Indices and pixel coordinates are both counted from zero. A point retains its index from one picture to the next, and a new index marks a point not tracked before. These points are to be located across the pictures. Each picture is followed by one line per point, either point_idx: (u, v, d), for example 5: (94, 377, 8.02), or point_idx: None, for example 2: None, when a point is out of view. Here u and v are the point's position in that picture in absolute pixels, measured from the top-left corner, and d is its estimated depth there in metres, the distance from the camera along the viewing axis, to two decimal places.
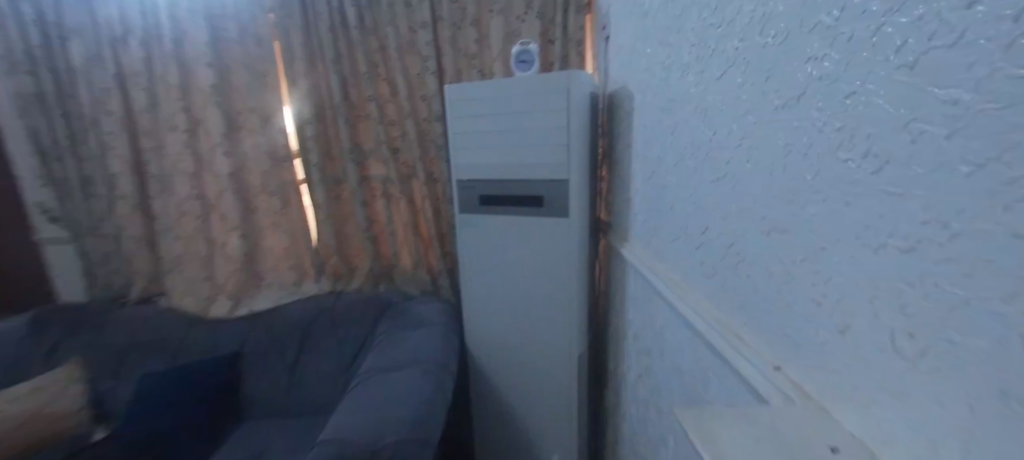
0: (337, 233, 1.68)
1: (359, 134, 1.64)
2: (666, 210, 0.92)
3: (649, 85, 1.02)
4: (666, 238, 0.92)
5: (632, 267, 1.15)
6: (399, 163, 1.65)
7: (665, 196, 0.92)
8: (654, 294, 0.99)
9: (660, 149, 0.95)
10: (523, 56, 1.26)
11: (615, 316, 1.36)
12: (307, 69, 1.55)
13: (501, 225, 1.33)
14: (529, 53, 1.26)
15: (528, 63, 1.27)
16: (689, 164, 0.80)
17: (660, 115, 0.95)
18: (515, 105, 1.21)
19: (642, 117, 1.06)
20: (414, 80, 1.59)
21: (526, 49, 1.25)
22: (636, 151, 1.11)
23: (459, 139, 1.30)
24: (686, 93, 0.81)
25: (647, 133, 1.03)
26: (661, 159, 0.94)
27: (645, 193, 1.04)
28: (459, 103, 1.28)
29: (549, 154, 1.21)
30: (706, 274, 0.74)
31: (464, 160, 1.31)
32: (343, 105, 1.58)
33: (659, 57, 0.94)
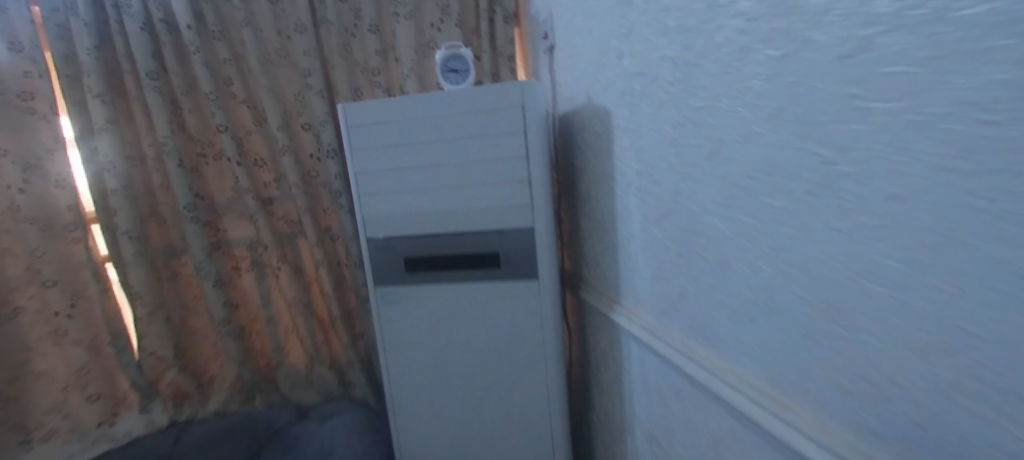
0: (173, 332, 1.09)
1: (205, 182, 1.10)
2: (704, 268, 0.57)
3: (640, 83, 0.67)
4: (706, 315, 0.58)
5: (633, 345, 0.81)
6: (274, 217, 1.15)
7: (693, 248, 0.59)
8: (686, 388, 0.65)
9: (679, 175, 0.60)
10: (451, 62, 0.86)
11: (603, 402, 1.01)
12: (107, 87, 1.00)
13: (439, 302, 0.91)
14: (463, 57, 0.86)
15: (460, 73, 0.87)
16: (765, 192, 0.45)
17: (672, 126, 0.61)
18: (449, 130, 0.83)
19: (630, 132, 0.72)
20: (291, 104, 1.13)
21: (458, 54, 0.86)
22: (620, 179, 0.77)
23: (365, 181, 0.89)
24: (732, 83, 0.48)
25: (641, 155, 0.69)
26: (682, 191, 0.60)
27: (648, 243, 0.71)
28: (361, 129, 0.87)
29: (507, 195, 0.84)
30: (836, 400, 0.39)
31: (377, 211, 0.89)
32: (173, 140, 1.05)
33: (657, 42, 0.62)
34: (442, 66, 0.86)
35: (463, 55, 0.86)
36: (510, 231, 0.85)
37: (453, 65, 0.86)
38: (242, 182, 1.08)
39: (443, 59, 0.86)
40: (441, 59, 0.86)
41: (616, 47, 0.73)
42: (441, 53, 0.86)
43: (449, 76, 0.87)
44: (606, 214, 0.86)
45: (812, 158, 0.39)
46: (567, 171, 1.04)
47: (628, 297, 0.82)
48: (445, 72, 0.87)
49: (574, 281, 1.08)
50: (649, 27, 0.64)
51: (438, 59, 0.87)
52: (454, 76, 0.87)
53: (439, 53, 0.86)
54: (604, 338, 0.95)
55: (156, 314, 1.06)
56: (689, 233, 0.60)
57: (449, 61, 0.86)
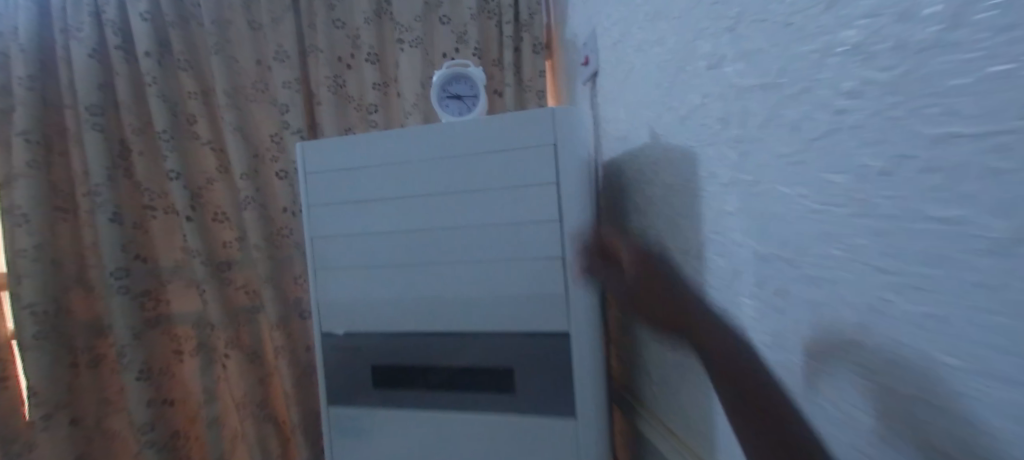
0: (81, 437, 0.83)
1: (150, 240, 0.87)
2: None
3: (765, 97, 0.37)
4: None
5: None
6: (231, 288, 0.89)
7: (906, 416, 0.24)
8: None
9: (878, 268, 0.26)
10: (452, 86, 0.61)
11: None
12: (40, 123, 0.81)
13: (422, 441, 0.58)
14: (472, 80, 0.61)
15: (463, 101, 0.61)
16: None
17: (844, 165, 0.28)
18: (444, 181, 0.56)
19: (742, 180, 0.40)
20: (265, 146, 0.91)
21: (465, 76, 0.61)
22: (728, 257, 0.43)
23: (323, 250, 0.62)
24: None
25: (773, 221, 0.36)
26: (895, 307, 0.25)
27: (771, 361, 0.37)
28: (326, 178, 0.61)
29: (529, 283, 0.53)
30: None
31: (338, 296, 0.61)
32: (111, 187, 0.83)
33: (809, 14, 0.32)
34: (439, 89, 0.61)
35: (472, 77, 0.61)
36: (533, 335, 0.53)
37: (455, 91, 0.61)
38: (191, 241, 0.85)
39: (442, 81, 0.61)
40: (440, 80, 0.61)
41: (713, 45, 0.44)
42: (441, 73, 0.61)
43: (448, 104, 0.61)
44: None
45: None
46: (616, 239, 0.73)
47: None
48: (441, 98, 0.61)
49: (626, 401, 0.72)
50: (770, 4, 0.36)
51: (435, 81, 0.61)
52: (454, 105, 0.61)
53: (437, 73, 0.60)
54: None
55: (55, 416, 0.79)
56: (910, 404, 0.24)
57: (450, 85, 0.61)
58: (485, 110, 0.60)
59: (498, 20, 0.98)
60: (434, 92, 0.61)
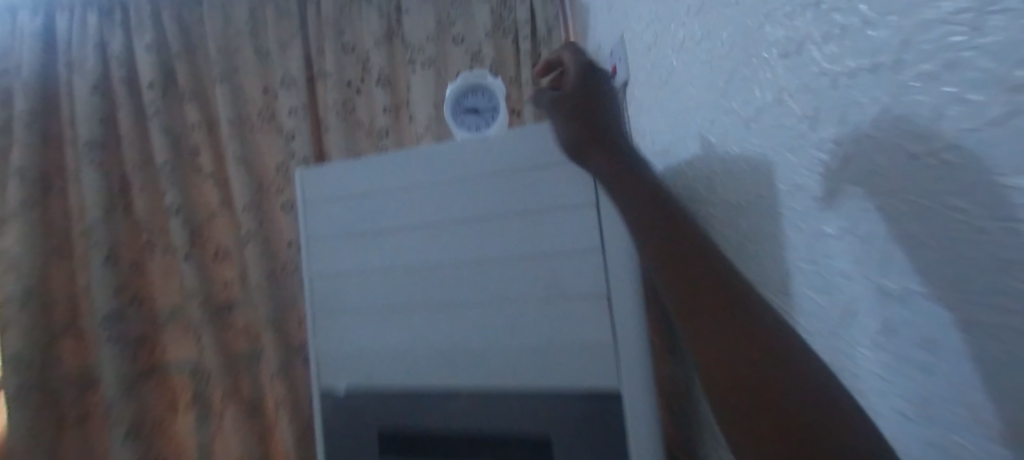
0: None
1: (148, 281, 0.82)
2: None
3: (878, 77, 0.26)
4: None
5: None
6: (231, 331, 0.82)
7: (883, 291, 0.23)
8: None
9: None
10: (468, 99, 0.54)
11: None
12: (39, 160, 0.78)
13: None
14: (491, 90, 0.53)
15: (480, 114, 0.54)
16: None
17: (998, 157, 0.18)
18: (460, 206, 0.48)
19: (848, 194, 0.30)
20: (270, 177, 0.86)
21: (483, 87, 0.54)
22: (832, 297, 0.32)
23: (324, 292, 0.54)
24: None
25: (898, 248, 0.25)
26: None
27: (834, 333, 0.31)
28: (327, 208, 0.54)
29: (566, 327, 0.43)
30: None
31: (340, 344, 0.53)
32: (107, 226, 0.78)
33: None
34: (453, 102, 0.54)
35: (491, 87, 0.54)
36: (571, 396, 0.42)
37: (471, 103, 0.54)
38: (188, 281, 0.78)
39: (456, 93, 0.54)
40: (454, 92, 0.54)
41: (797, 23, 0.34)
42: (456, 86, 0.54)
43: (462, 118, 0.54)
44: None
45: None
46: None
47: None
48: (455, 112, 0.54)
49: None
50: None
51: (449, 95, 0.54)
52: (470, 119, 0.54)
53: (450, 86, 0.54)
54: None
55: None
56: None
57: (465, 96, 0.54)
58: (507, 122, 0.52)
59: (514, 36, 0.92)
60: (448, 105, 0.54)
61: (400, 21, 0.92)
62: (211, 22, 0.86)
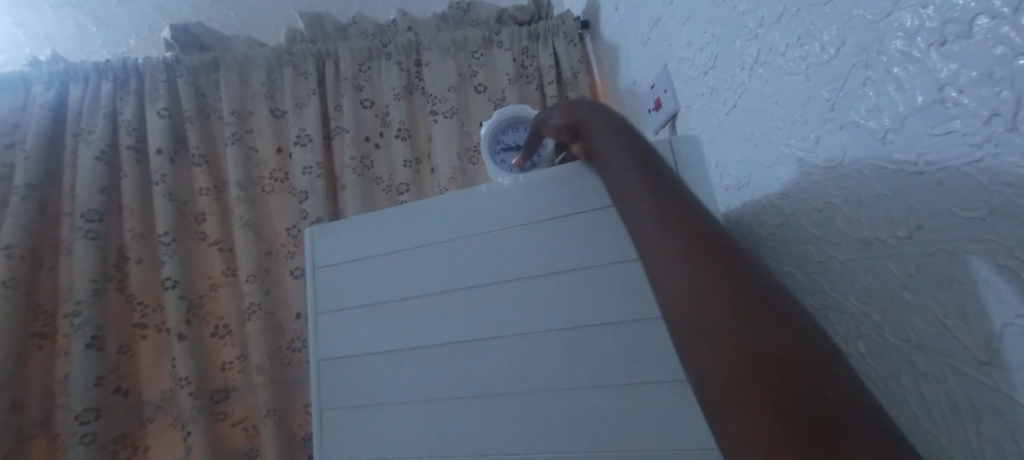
0: None
1: (136, 366, 0.71)
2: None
3: None
4: None
5: None
6: (226, 425, 0.69)
7: None
8: None
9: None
10: (506, 136, 0.47)
11: None
12: (31, 232, 0.71)
13: None
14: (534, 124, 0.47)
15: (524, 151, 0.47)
16: None
17: None
18: (508, 261, 0.37)
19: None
20: (280, 241, 0.78)
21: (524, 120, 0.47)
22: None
23: (334, 379, 0.43)
24: None
25: None
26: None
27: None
28: (341, 272, 0.44)
29: (671, 423, 0.31)
30: None
31: (353, 449, 0.40)
32: (96, 303, 0.69)
33: None
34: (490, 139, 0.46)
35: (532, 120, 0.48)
36: None
37: (512, 140, 0.47)
38: (180, 366, 0.67)
39: (494, 129, 0.46)
40: (491, 128, 0.46)
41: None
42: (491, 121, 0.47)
43: (504, 157, 0.46)
44: None
45: None
46: None
47: None
48: (495, 151, 0.46)
49: None
50: None
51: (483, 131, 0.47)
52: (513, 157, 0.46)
53: (486, 121, 0.47)
54: None
55: None
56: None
57: (503, 133, 0.47)
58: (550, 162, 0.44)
59: (539, 83, 0.88)
60: (485, 143, 0.46)
61: (420, 74, 0.88)
62: (227, 84, 0.83)
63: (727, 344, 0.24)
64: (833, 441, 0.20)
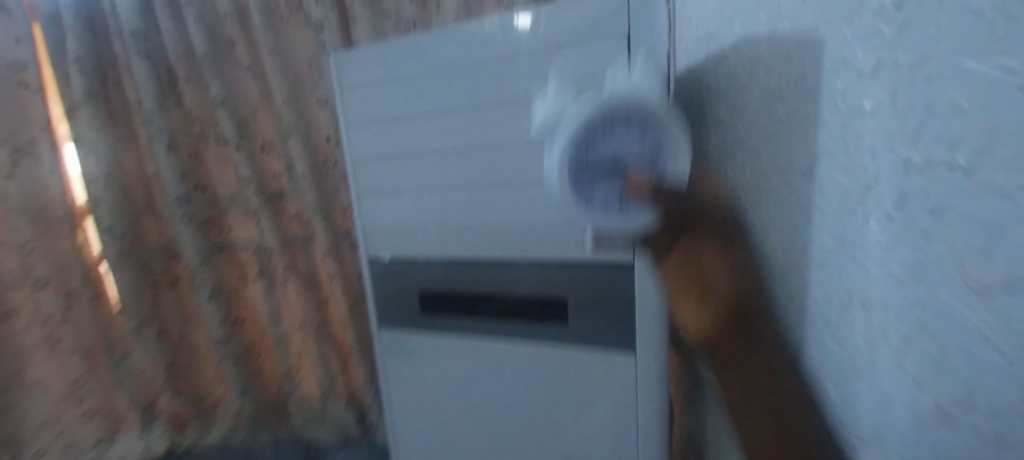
0: (171, 346, 0.93)
1: (207, 169, 0.90)
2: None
3: None
4: None
5: None
6: (284, 217, 0.92)
7: (940, 194, 0.25)
8: None
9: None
10: (594, 144, 0.35)
11: None
12: (90, 50, 0.81)
13: (469, 372, 0.58)
14: (628, 117, 0.35)
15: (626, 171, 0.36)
16: None
17: None
18: (490, 90, 0.50)
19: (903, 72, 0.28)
20: (304, 70, 0.87)
21: (607, 114, 0.35)
22: (860, 179, 0.32)
23: (367, 173, 0.59)
24: None
25: (949, 138, 0.24)
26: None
27: (835, 168, 0.35)
28: (363, 93, 0.56)
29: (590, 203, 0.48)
30: None
31: (382, 219, 0.59)
32: (164, 116, 0.84)
33: None
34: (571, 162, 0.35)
35: (623, 110, 0.35)
36: (584, 263, 0.49)
37: (602, 149, 0.35)
38: (243, 170, 0.86)
39: (571, 149, 0.35)
40: (567, 150, 0.35)
41: None
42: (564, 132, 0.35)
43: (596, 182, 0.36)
44: (783, 245, 0.42)
45: None
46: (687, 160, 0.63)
47: None
48: (582, 178, 0.36)
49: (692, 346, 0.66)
50: None
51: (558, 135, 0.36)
52: (610, 182, 0.36)
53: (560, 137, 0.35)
54: None
55: (145, 326, 0.89)
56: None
57: (587, 145, 0.35)
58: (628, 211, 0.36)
59: None
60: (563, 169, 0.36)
61: None
62: None
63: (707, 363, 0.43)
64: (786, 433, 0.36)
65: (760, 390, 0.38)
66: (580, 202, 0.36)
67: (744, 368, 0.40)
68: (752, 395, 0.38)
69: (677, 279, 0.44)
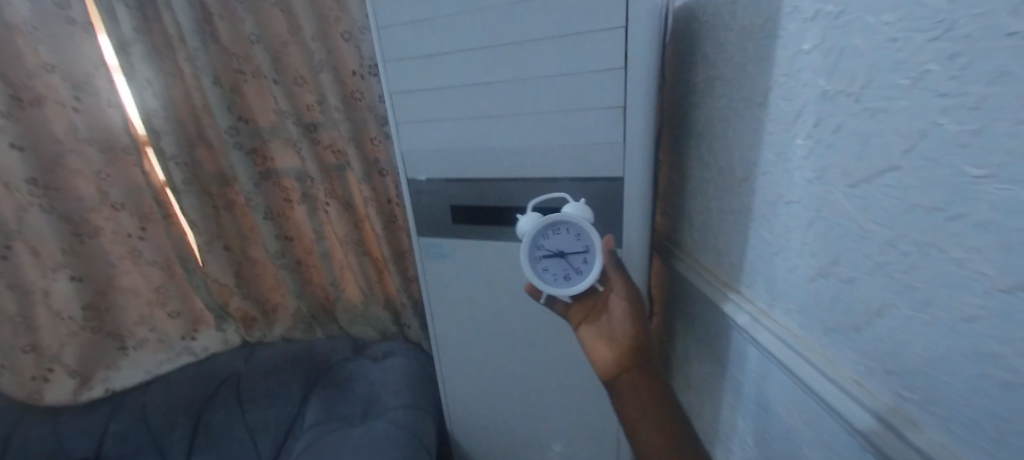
0: (234, 259, 1.10)
1: (247, 102, 0.99)
2: (970, 286, 0.28)
3: None
4: (930, 360, 0.31)
5: (744, 341, 0.56)
6: (321, 147, 1.03)
7: (852, 121, 0.36)
8: (824, 416, 0.42)
9: (942, 95, 0.28)
10: (546, 239, 0.57)
11: (679, 382, 0.82)
12: None
13: (491, 266, 0.74)
14: (570, 226, 0.56)
15: (566, 258, 0.57)
16: None
17: (966, 48, 0.27)
18: (509, 31, 0.58)
19: (841, 25, 0.36)
20: (327, 5, 0.92)
21: (553, 225, 0.57)
22: (797, 108, 0.42)
23: (402, 105, 0.68)
24: None
25: (867, 80, 0.34)
26: (951, 127, 0.28)
27: (779, 100, 0.45)
28: (396, 31, 0.64)
29: (593, 129, 0.59)
30: None
31: (418, 145, 0.70)
32: (205, 52, 0.91)
33: None
34: (531, 250, 0.57)
35: (566, 220, 0.56)
36: (585, 179, 0.61)
37: (550, 244, 0.57)
38: (282, 103, 0.95)
39: (532, 240, 0.57)
40: (529, 241, 0.57)
41: None
42: (527, 229, 0.57)
43: (546, 262, 0.58)
44: (742, 163, 0.53)
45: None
46: (680, 90, 0.72)
47: (753, 288, 0.54)
48: (538, 259, 0.57)
49: (667, 248, 0.82)
50: None
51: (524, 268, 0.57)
52: (555, 264, 0.57)
53: (525, 234, 0.56)
54: (702, 332, 0.70)
55: (213, 242, 1.05)
56: (953, 218, 0.29)
57: (541, 241, 0.57)
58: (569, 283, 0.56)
59: None
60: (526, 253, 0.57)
61: None
62: None
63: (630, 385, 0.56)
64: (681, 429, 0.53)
65: (665, 402, 0.54)
66: (535, 272, 0.57)
67: (655, 385, 0.56)
68: (662, 405, 0.54)
69: (593, 327, 0.60)
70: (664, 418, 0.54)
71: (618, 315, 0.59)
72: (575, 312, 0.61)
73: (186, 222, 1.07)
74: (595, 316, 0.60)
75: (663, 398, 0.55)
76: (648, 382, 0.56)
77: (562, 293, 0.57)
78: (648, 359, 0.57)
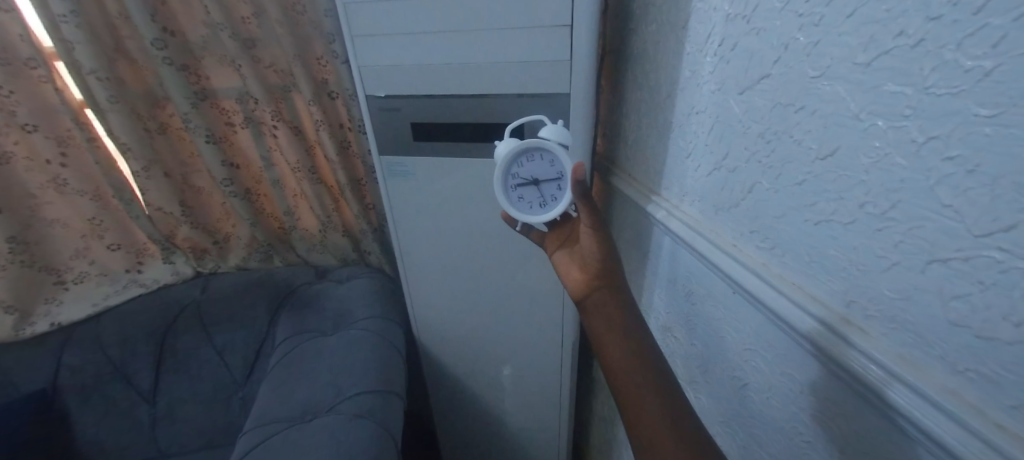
0: (177, 187, 1.06)
1: (171, 11, 0.91)
2: (803, 159, 0.41)
3: None
4: (780, 217, 0.45)
5: (663, 233, 0.69)
6: (263, 65, 0.99)
7: (745, 37, 0.46)
8: (715, 273, 0.57)
9: (800, 15, 0.39)
10: (521, 168, 0.64)
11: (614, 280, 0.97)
12: None
13: (453, 181, 0.81)
14: (543, 155, 0.64)
15: (541, 186, 0.64)
16: (883, 121, 0.33)
17: None
18: None
19: None
20: None
21: (528, 154, 0.64)
22: (709, 29, 0.52)
23: (359, 20, 0.69)
24: None
25: (756, 3, 0.44)
26: (804, 40, 0.39)
27: (697, 20, 0.54)
28: None
29: (544, 49, 0.65)
30: (931, 330, 0.32)
31: (377, 64, 0.72)
32: None
33: None
34: (507, 179, 0.64)
35: (540, 149, 0.63)
36: (537, 96, 0.69)
37: (525, 173, 0.64)
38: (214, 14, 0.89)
39: (507, 169, 0.64)
40: (504, 170, 0.64)
41: None
42: (502, 158, 0.64)
43: (521, 190, 0.64)
44: (667, 80, 0.63)
45: (843, 55, 0.35)
46: (622, 17, 0.78)
47: (670, 188, 0.66)
48: (514, 187, 0.64)
49: (606, 167, 0.93)
50: None
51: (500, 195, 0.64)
52: (530, 192, 0.64)
53: (502, 162, 0.63)
54: (632, 234, 0.83)
55: (151, 168, 1.00)
56: (798, 109, 0.40)
57: (516, 169, 0.64)
58: (543, 209, 0.64)
59: None
60: (502, 181, 0.65)
61: None
62: None
63: (595, 297, 0.62)
64: (633, 332, 0.59)
65: (623, 311, 0.60)
66: (511, 200, 0.64)
67: (615, 296, 0.61)
68: (620, 313, 0.60)
69: (564, 252, 0.68)
70: (621, 323, 0.59)
71: (587, 243, 0.64)
72: (552, 242, 0.69)
73: (114, 148, 1.00)
74: (570, 243, 0.68)
75: (622, 309, 0.60)
76: (610, 295, 0.61)
77: (536, 218, 0.64)
78: (613, 280, 0.62)
